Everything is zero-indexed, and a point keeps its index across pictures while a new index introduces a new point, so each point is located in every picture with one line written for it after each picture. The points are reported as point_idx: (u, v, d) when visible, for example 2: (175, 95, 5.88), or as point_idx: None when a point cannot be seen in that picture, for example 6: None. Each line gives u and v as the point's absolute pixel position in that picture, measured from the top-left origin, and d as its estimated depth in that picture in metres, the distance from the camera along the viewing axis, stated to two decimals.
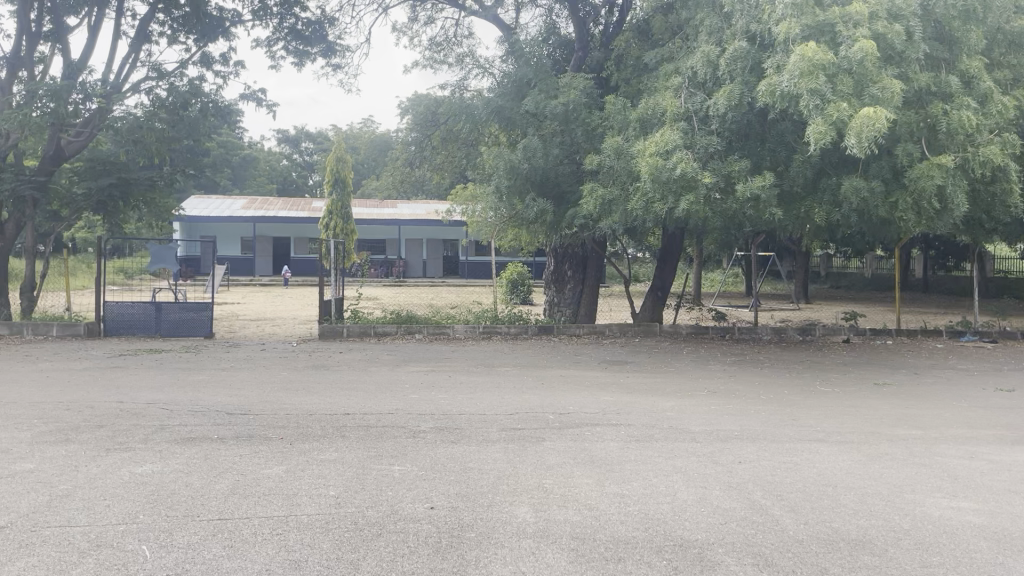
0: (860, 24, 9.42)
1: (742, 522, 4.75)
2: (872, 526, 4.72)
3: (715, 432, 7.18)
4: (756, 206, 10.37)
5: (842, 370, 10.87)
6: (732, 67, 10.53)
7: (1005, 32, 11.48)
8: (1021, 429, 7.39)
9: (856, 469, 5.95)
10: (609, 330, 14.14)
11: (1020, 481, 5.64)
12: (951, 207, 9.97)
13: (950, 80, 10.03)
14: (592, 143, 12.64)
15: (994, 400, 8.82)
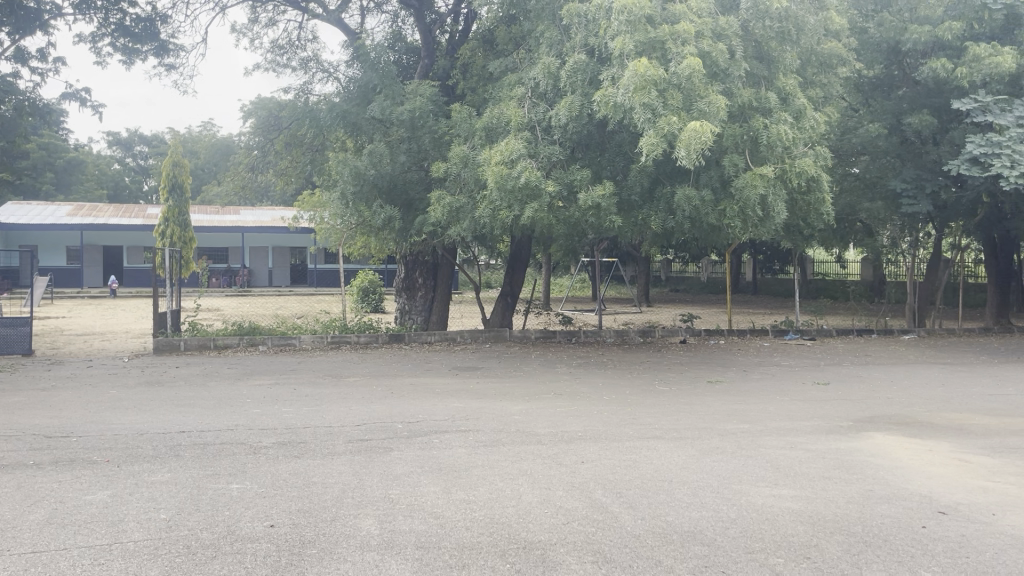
0: (687, 42, 9.99)
1: (583, 521, 4.90)
2: (702, 517, 4.98)
3: (560, 433, 7.37)
4: (597, 214, 10.72)
5: (679, 370, 11.42)
6: (572, 78, 10.86)
7: (816, 54, 12.49)
8: (834, 419, 8.05)
9: (689, 463, 6.28)
10: (459, 337, 14.20)
11: (832, 467, 6.14)
12: (773, 214, 10.69)
13: (769, 97, 10.78)
14: (439, 151, 12.69)
15: (812, 393, 9.55)
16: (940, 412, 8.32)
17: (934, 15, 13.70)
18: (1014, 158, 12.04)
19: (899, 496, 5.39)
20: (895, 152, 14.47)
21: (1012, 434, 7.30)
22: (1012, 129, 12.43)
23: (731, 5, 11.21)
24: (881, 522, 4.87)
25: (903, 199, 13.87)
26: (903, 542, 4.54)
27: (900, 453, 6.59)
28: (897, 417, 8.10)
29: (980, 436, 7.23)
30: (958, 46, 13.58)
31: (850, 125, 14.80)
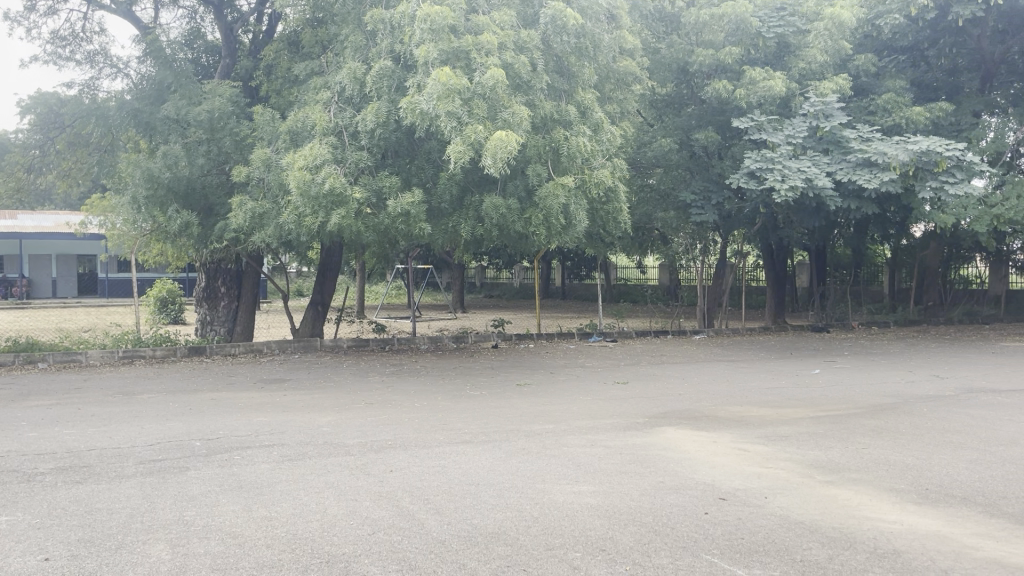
0: (490, 53, 10.26)
1: (389, 530, 4.88)
2: (506, 518, 5.10)
3: (368, 443, 7.29)
4: (407, 221, 10.74)
5: (490, 374, 11.66)
6: (378, 84, 10.84)
7: (613, 71, 13.22)
8: (632, 416, 8.52)
9: (496, 466, 6.41)
10: (267, 347, 13.68)
11: (628, 462, 6.50)
12: (575, 223, 11.15)
13: (569, 109, 11.27)
14: (242, 155, 12.21)
15: (614, 392, 10.07)
16: (725, 406, 9.04)
17: (717, 39, 14.70)
18: (784, 173, 13.38)
19: (687, 486, 5.80)
20: (685, 166, 15.57)
21: (784, 423, 8.07)
22: (782, 147, 13.80)
23: (533, 20, 11.60)
24: (669, 511, 5.22)
25: (693, 209, 15.11)
26: (689, 528, 4.88)
27: (689, 446, 7.08)
28: (688, 412, 8.71)
29: (757, 426, 7.93)
30: (737, 69, 14.75)
31: (646, 139, 15.74)
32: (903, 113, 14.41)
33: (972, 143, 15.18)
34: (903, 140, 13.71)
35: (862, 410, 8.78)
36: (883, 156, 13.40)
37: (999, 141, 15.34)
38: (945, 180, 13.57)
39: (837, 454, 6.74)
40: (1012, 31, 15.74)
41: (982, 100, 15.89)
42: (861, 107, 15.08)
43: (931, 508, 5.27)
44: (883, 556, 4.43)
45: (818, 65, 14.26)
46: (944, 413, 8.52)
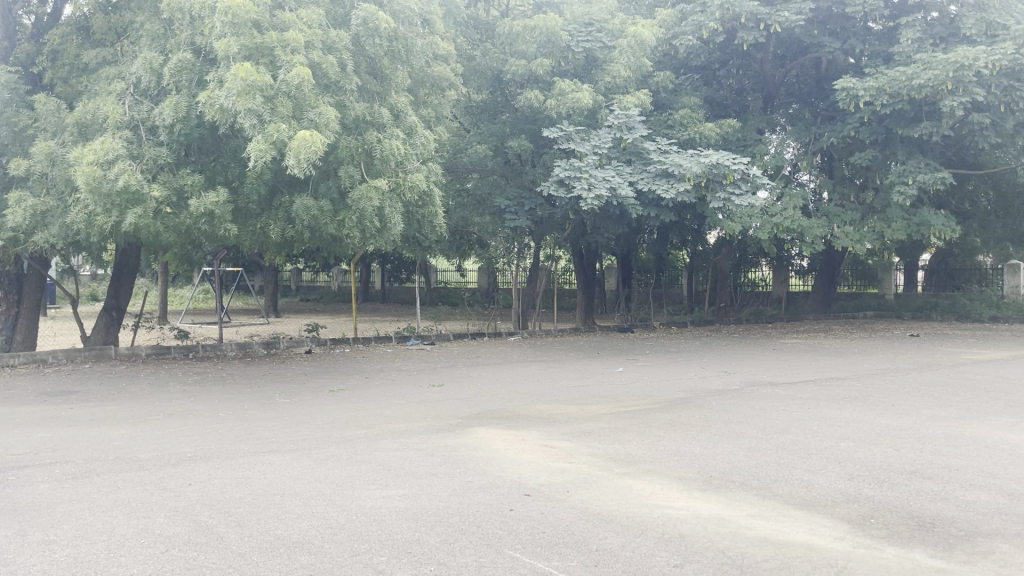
0: (297, 51, 10.05)
1: (184, 546, 4.64)
2: (311, 526, 5.00)
3: (166, 456, 6.88)
4: (210, 221, 10.24)
5: (303, 381, 11.33)
6: (176, 77, 10.30)
7: (427, 76, 13.34)
8: (445, 418, 8.62)
9: (303, 474, 6.26)
10: (52, 357, 12.57)
11: (438, 463, 6.56)
12: (389, 225, 11.05)
13: (382, 112, 11.20)
14: (21, 147, 11.24)
15: (429, 395, 10.11)
16: (533, 405, 9.34)
17: (529, 50, 15.07)
18: (590, 182, 14.02)
19: (493, 484, 5.93)
20: (500, 172, 15.95)
21: (588, 419, 8.46)
22: (589, 157, 14.45)
23: (343, 21, 11.48)
24: (476, 510, 5.33)
25: (507, 215, 15.46)
26: (493, 526, 5.01)
27: (498, 444, 7.26)
28: (499, 412, 8.91)
29: (563, 423, 8.25)
30: (547, 80, 15.25)
31: (461, 145, 15.93)
32: (696, 128, 15.54)
33: (755, 158, 16.72)
34: (696, 154, 14.75)
35: (658, 404, 9.38)
36: (679, 167, 14.37)
37: (778, 157, 16.93)
38: (732, 191, 14.67)
39: (634, 447, 7.16)
40: (789, 57, 17.50)
41: (764, 119, 17.47)
42: (661, 121, 16.06)
43: (714, 494, 5.71)
44: (671, 541, 4.75)
45: (621, 80, 15.06)
46: (730, 405, 9.26)
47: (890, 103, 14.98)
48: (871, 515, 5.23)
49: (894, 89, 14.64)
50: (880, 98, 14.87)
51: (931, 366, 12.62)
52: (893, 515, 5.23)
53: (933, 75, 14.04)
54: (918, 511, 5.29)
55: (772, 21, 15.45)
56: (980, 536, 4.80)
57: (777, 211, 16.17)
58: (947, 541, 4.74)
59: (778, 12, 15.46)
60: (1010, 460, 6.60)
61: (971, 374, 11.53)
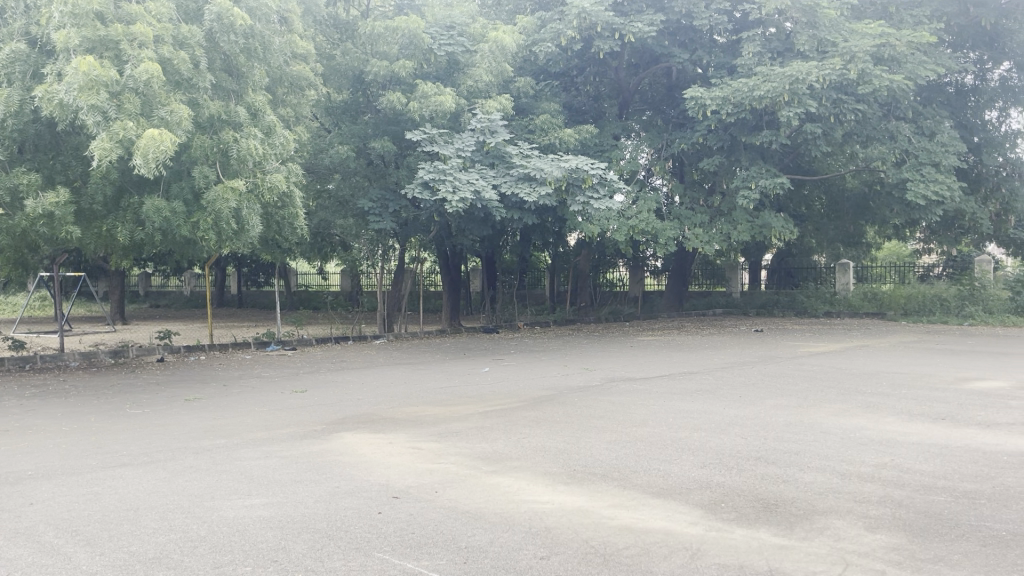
0: (145, 45, 9.59)
1: (28, 570, 4.36)
2: (169, 540, 4.81)
3: (2, 475, 6.40)
4: (50, 223, 9.63)
5: (156, 390, 10.78)
6: (9, 68, 9.61)
7: (285, 75, 13.06)
8: (308, 424, 8.45)
9: (159, 487, 5.99)
10: None
11: (303, 470, 6.45)
12: (247, 228, 10.68)
13: (238, 110, 10.81)
14: None
15: (291, 402, 9.85)
16: (399, 408, 9.30)
17: (391, 51, 14.98)
18: (454, 185, 14.10)
19: (361, 488, 5.90)
20: (362, 173, 15.78)
21: (454, 420, 8.53)
22: (452, 159, 14.53)
23: (196, 16, 11.03)
24: (343, 515, 5.28)
25: (371, 216, 15.31)
26: (361, 529, 4.98)
27: (364, 448, 7.20)
28: (364, 416, 8.81)
29: (430, 424, 8.28)
30: (409, 83, 15.20)
31: (321, 145, 15.70)
32: (556, 134, 15.95)
33: (612, 163, 17.37)
34: (557, 159, 15.14)
35: (523, 403, 9.57)
36: (541, 171, 14.68)
37: (632, 162, 17.67)
38: (591, 195, 15.06)
39: (501, 445, 7.29)
40: (642, 66, 18.25)
41: (620, 125, 18.18)
42: (523, 125, 16.38)
43: (578, 487, 5.92)
44: (536, 534, 4.90)
45: (483, 84, 15.25)
46: (591, 402, 9.58)
47: (734, 112, 15.91)
48: (721, 500, 5.57)
49: (737, 99, 15.58)
50: (725, 107, 15.77)
51: (773, 359, 13.50)
52: (741, 498, 5.60)
53: (771, 87, 15.05)
54: (763, 494, 5.68)
55: (626, 31, 16.03)
56: (817, 514, 5.22)
57: (633, 214, 16.91)
58: (789, 519, 5.13)
59: (631, 23, 16.09)
60: (842, 444, 7.19)
61: (808, 366, 12.44)
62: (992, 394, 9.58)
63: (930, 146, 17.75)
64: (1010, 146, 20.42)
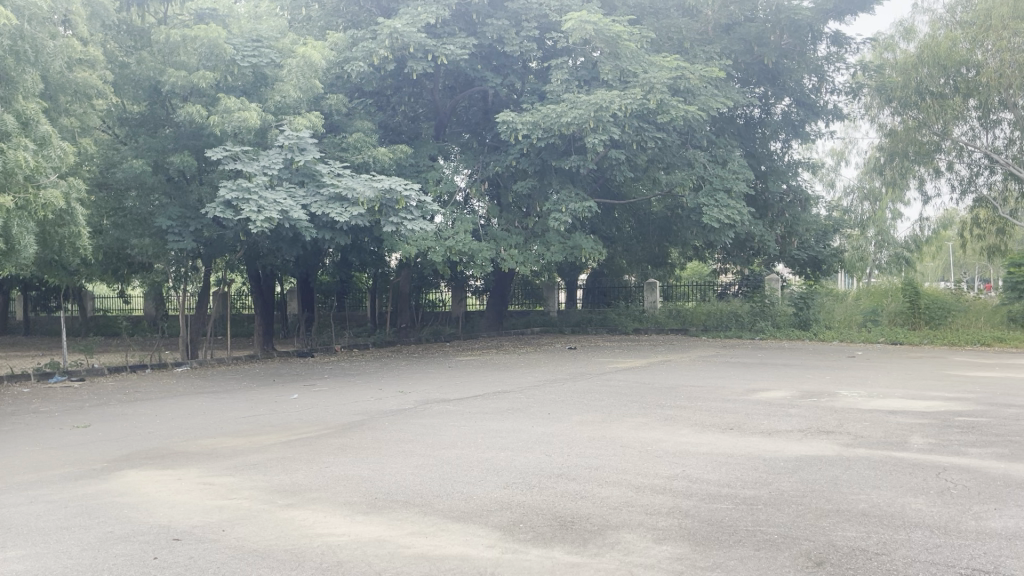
0: None
1: None
2: None
3: None
4: None
5: None
6: None
7: (66, 81, 12.12)
8: (86, 462, 7.70)
9: None
10: None
11: (72, 515, 5.84)
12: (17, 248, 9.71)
13: (6, 119, 9.81)
14: None
15: (69, 438, 8.96)
16: (194, 441, 8.70)
17: (191, 61, 14.22)
18: (259, 204, 13.53)
19: (137, 532, 5.41)
20: (162, 190, 14.84)
21: (253, 451, 8.08)
22: (258, 177, 13.93)
23: None
24: (112, 563, 4.80)
25: (169, 235, 14.37)
26: None
27: (148, 487, 6.64)
28: (152, 452, 8.16)
29: (225, 457, 7.79)
30: (211, 95, 14.47)
31: (115, 159, 14.72)
32: (369, 153, 15.73)
33: (428, 184, 17.37)
34: (369, 179, 14.84)
35: (331, 430, 9.25)
36: (352, 191, 14.33)
37: (449, 183, 17.74)
38: (404, 216, 14.88)
39: (300, 476, 6.97)
40: (457, 89, 18.49)
41: (436, 146, 18.30)
42: (334, 143, 16.03)
43: (376, 515, 5.74)
44: (326, 570, 4.67)
45: (292, 100, 14.81)
46: (401, 425, 9.41)
47: (544, 137, 16.38)
48: (520, 520, 5.58)
49: (546, 124, 16.05)
50: (535, 132, 16.21)
51: (584, 376, 13.92)
52: (539, 517, 5.63)
53: (577, 114, 15.62)
54: (560, 512, 5.76)
55: (438, 53, 16.05)
56: (610, 528, 5.34)
57: (449, 234, 16.95)
58: (582, 536, 5.21)
59: (444, 45, 16.14)
60: (639, 457, 7.46)
61: (616, 382, 12.92)
62: (776, 403, 10.35)
63: (723, 173, 19.06)
64: (792, 175, 22.43)
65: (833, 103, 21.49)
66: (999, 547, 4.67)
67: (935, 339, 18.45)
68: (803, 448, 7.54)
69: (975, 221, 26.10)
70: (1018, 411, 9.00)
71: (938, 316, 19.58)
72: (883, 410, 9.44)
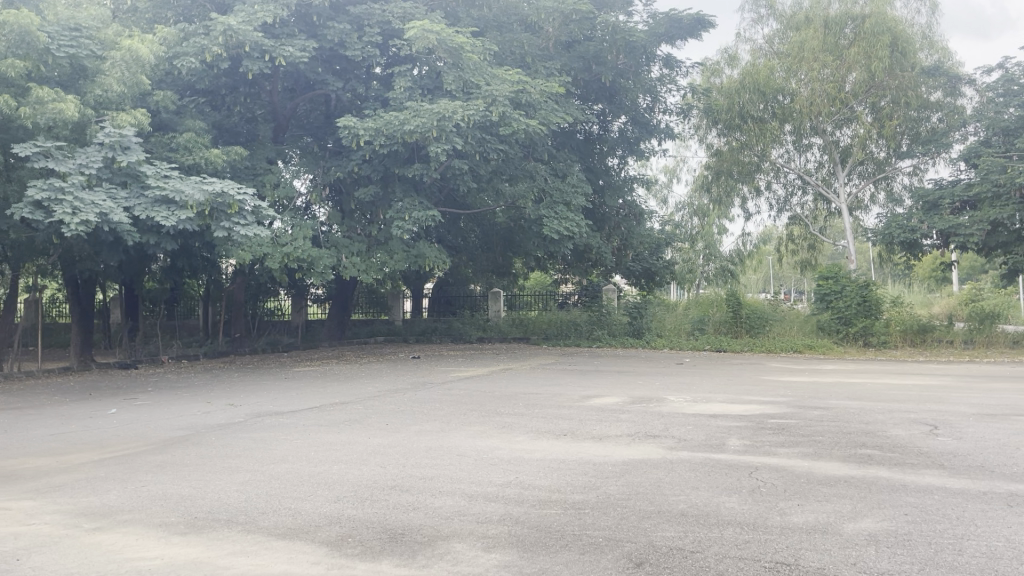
0: None
1: None
2: None
3: None
4: None
5: None
6: None
7: None
8: None
9: None
10: None
11: None
12: None
13: None
14: None
15: None
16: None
17: None
18: (74, 205, 12.55)
19: None
20: None
21: (61, 471, 7.46)
22: (73, 176, 12.91)
23: None
24: None
25: None
26: None
27: None
28: None
29: (27, 479, 7.14)
30: (21, 84, 13.30)
31: None
32: (201, 154, 14.98)
33: (265, 188, 16.77)
34: (199, 181, 14.10)
35: (150, 446, 8.69)
36: (180, 194, 13.57)
37: (287, 187, 17.20)
38: (237, 221, 14.28)
39: (113, 497, 6.49)
40: (297, 92, 18.12)
41: (274, 150, 17.76)
42: (162, 142, 15.16)
43: (195, 536, 5.42)
44: None
45: (115, 94, 13.92)
46: (228, 439, 8.99)
47: (386, 144, 16.23)
48: (349, 535, 5.44)
49: (388, 131, 15.88)
50: (377, 138, 16.01)
51: (425, 385, 13.86)
52: (369, 531, 5.52)
53: (420, 123, 15.54)
54: (391, 524, 5.67)
55: (276, 53, 15.53)
56: (439, 539, 5.31)
57: (287, 240, 16.43)
58: (412, 548, 5.15)
59: (282, 46, 15.64)
60: (475, 465, 7.48)
61: (456, 390, 12.94)
62: (608, 409, 10.70)
63: (563, 186, 19.61)
64: (628, 190, 23.41)
65: (665, 123, 22.61)
66: (799, 541, 5.02)
67: (754, 347, 19.78)
68: (631, 452, 7.84)
69: (789, 238, 28.27)
70: (823, 413, 9.75)
71: (758, 325, 20.95)
72: (705, 414, 9.98)
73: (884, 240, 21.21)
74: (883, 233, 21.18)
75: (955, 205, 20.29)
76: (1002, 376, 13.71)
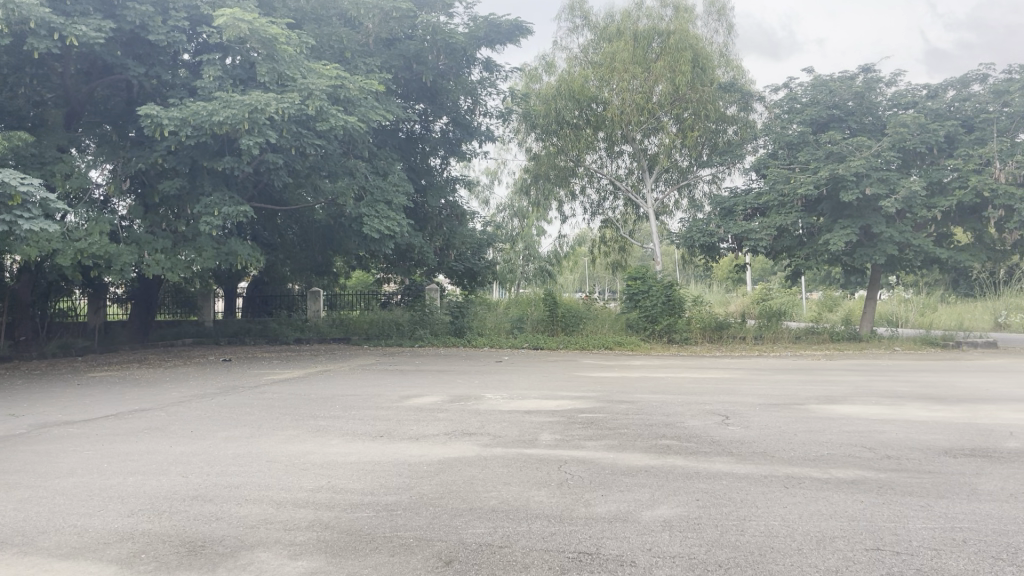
0: None
1: None
2: None
3: None
4: None
5: None
6: None
7: None
8: None
9: None
10: None
11: None
12: None
13: None
14: None
15: None
16: None
17: None
18: None
19: None
20: None
21: None
22: None
23: None
24: None
25: None
26: None
27: None
28: None
29: None
30: None
31: None
32: None
33: (55, 179, 15.36)
34: None
35: None
36: None
37: (81, 178, 15.85)
38: (20, 214, 12.98)
39: None
40: (93, 75, 16.92)
41: (66, 137, 16.41)
42: None
43: None
44: None
45: None
46: (6, 454, 8.14)
47: (193, 135, 15.37)
48: (141, 551, 5.09)
49: (196, 122, 15.00)
50: (183, 129, 15.11)
51: (235, 389, 13.25)
52: (165, 546, 5.19)
53: (231, 114, 14.80)
54: (189, 536, 5.37)
55: (67, 32, 14.29)
56: (242, 549, 5.09)
57: (80, 236, 15.13)
58: (212, 560, 4.90)
59: (74, 24, 14.40)
60: (285, 471, 7.22)
61: (268, 394, 12.47)
62: (426, 408, 10.71)
63: (383, 184, 19.40)
64: (449, 190, 23.57)
65: (486, 125, 22.97)
66: (601, 530, 5.25)
67: (568, 344, 20.53)
68: (445, 451, 7.88)
69: (602, 240, 29.54)
70: (628, 406, 10.27)
71: (573, 323, 21.75)
72: (520, 410, 10.22)
73: (686, 243, 22.66)
74: (685, 237, 22.64)
75: (747, 211, 22.10)
76: (785, 368, 15.04)
